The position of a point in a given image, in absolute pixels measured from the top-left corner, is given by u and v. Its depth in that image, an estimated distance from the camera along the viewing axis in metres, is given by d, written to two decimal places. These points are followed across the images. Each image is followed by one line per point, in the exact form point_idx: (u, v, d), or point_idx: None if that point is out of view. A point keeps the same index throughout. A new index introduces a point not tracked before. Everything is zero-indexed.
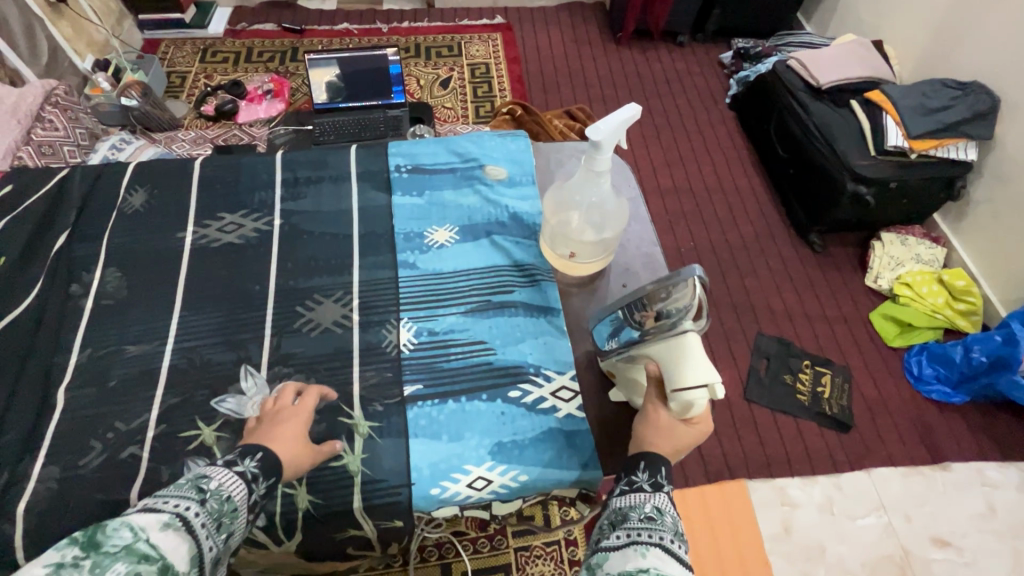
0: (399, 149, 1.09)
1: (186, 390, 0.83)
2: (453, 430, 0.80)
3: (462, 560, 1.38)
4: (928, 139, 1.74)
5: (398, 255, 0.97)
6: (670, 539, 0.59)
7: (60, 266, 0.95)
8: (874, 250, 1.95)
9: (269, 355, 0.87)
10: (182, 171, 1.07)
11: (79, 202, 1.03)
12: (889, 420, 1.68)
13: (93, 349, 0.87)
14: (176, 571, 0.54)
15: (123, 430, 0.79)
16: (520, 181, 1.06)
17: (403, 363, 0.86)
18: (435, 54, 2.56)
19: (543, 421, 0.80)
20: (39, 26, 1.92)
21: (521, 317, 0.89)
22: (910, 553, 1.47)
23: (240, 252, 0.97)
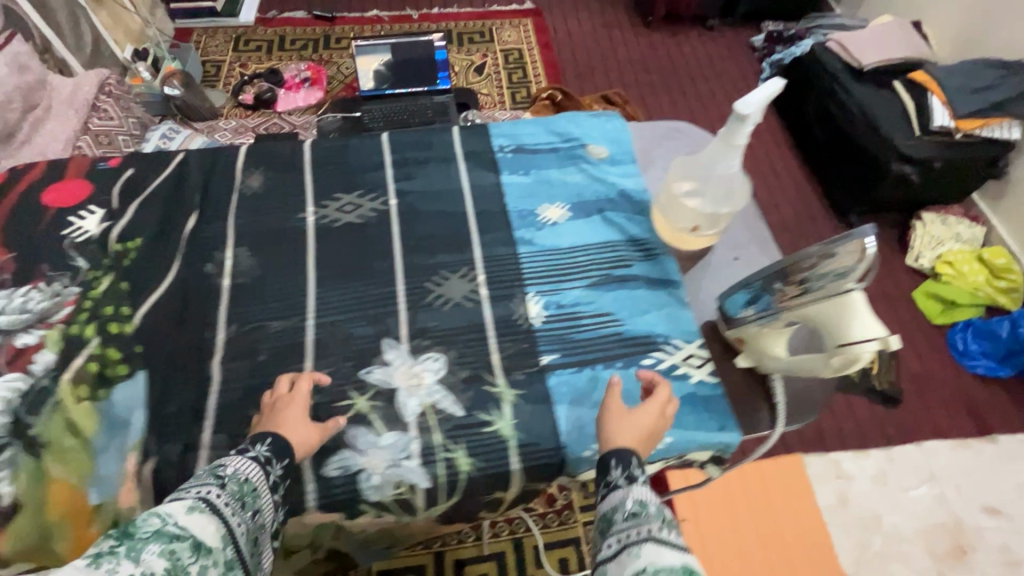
0: (501, 130, 1.12)
1: (334, 362, 0.87)
2: (596, 397, 0.84)
3: (533, 535, 1.41)
4: (973, 119, 1.76)
5: (514, 233, 0.99)
6: (659, 526, 0.58)
7: (193, 244, 0.98)
8: (914, 229, 1.98)
9: (406, 328, 0.90)
10: (292, 155, 1.10)
11: (202, 186, 1.06)
12: (936, 394, 1.71)
13: (239, 324, 0.90)
14: (208, 546, 0.57)
15: (281, 400, 0.84)
16: (621, 159, 1.09)
17: (535, 334, 0.89)
18: (467, 41, 2.56)
19: (681, 388, 0.83)
20: (81, 14, 1.91)
21: (643, 289, 0.92)
22: (962, 521, 1.52)
23: (364, 231, 1.00)
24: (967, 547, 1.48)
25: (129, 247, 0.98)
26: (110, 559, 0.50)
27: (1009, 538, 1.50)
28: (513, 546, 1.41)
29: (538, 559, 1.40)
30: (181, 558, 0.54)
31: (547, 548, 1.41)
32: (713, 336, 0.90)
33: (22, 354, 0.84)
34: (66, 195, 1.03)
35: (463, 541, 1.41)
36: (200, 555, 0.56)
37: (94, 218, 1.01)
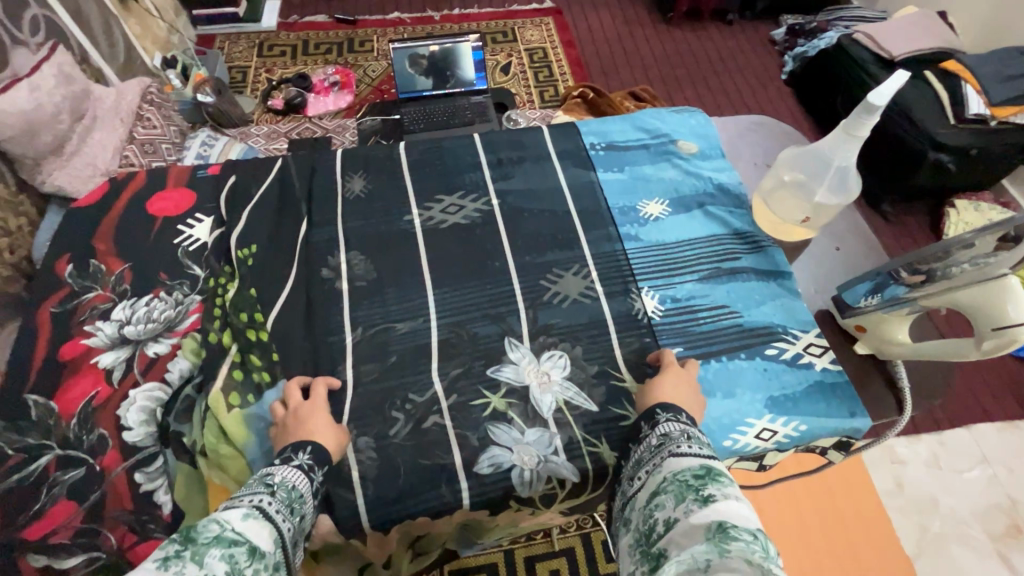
0: (591, 128, 1.17)
1: (464, 361, 0.90)
2: (727, 389, 0.87)
3: (601, 529, 1.43)
4: (1009, 106, 1.79)
5: (619, 229, 1.04)
6: (682, 444, 0.71)
7: (311, 252, 1.02)
8: (948, 216, 2.01)
9: (528, 327, 0.94)
10: (390, 161, 1.15)
11: (307, 195, 1.10)
12: (984, 380, 1.74)
13: (365, 328, 0.94)
14: (263, 551, 0.57)
15: (419, 401, 0.86)
16: (710, 154, 1.14)
17: (657, 326, 0.93)
18: (491, 41, 2.55)
19: (807, 375, 0.89)
20: (115, 23, 1.89)
21: (755, 281, 0.97)
22: (1017, 502, 1.54)
23: (470, 231, 1.04)
24: None
25: (247, 253, 1.00)
26: (177, 562, 0.50)
27: None
28: (582, 541, 1.42)
29: (608, 554, 1.41)
30: (239, 561, 0.54)
31: (616, 542, 1.42)
32: (828, 325, 1.02)
33: (157, 365, 0.90)
34: (168, 204, 1.07)
35: (532, 539, 1.42)
36: (255, 559, 0.56)
37: (203, 225, 1.05)
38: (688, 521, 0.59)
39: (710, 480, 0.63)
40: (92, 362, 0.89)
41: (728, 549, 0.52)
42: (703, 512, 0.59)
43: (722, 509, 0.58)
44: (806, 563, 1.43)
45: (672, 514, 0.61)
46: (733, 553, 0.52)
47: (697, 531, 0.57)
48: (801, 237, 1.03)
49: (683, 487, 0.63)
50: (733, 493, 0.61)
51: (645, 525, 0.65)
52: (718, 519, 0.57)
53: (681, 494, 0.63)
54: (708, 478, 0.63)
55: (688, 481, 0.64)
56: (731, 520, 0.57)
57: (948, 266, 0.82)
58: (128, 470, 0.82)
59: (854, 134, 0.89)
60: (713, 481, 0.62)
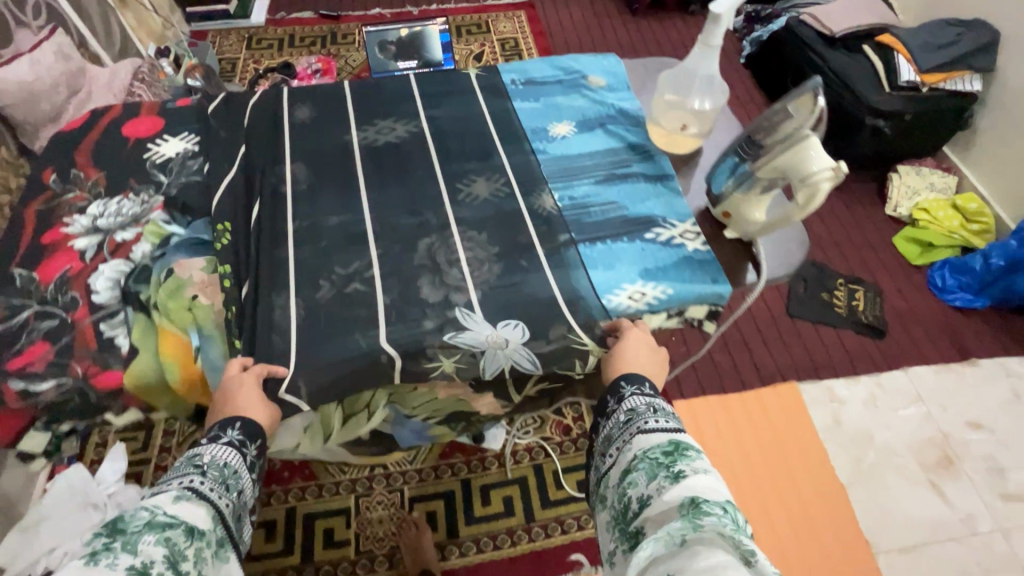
0: (511, 66, 1.12)
1: (386, 244, 0.89)
2: (608, 262, 0.84)
3: (552, 460, 1.53)
4: (936, 73, 1.92)
5: (528, 146, 0.99)
6: (649, 419, 0.69)
7: (247, 158, 1.00)
8: (891, 181, 2.11)
9: (440, 219, 0.92)
10: (332, 92, 1.09)
11: (243, 108, 1.07)
12: (919, 326, 1.84)
13: (304, 219, 0.92)
14: (202, 530, 0.59)
15: (343, 273, 0.86)
16: (621, 87, 1.07)
17: (550, 221, 0.89)
18: (465, 32, 2.71)
19: (676, 251, 0.85)
20: (112, 15, 2.06)
21: (643, 184, 0.93)
22: (948, 435, 1.63)
23: (401, 151, 1.01)
24: (955, 457, 1.60)
25: (220, 232, 0.90)
26: (107, 555, 0.50)
27: (994, 448, 1.62)
28: (534, 471, 1.52)
29: (558, 481, 1.51)
30: (177, 543, 0.55)
31: (566, 471, 1.52)
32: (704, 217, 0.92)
33: (124, 246, 0.94)
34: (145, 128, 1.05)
35: (487, 469, 1.53)
36: (195, 538, 0.57)
37: (172, 143, 1.05)
38: (662, 499, 0.58)
39: (679, 455, 0.62)
40: (69, 244, 0.93)
41: (700, 524, 0.52)
42: (676, 488, 0.58)
43: (692, 483, 0.58)
44: (735, 478, 1.54)
45: (645, 492, 0.60)
46: (707, 528, 0.51)
47: (671, 509, 0.56)
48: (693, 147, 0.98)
49: (652, 464, 0.62)
50: (702, 464, 0.60)
51: (620, 503, 0.63)
52: (690, 494, 0.56)
53: (652, 469, 0.62)
54: (676, 453, 0.63)
55: (658, 458, 0.63)
56: (701, 492, 0.56)
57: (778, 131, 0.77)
58: (94, 321, 0.87)
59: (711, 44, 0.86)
60: (681, 455, 0.62)
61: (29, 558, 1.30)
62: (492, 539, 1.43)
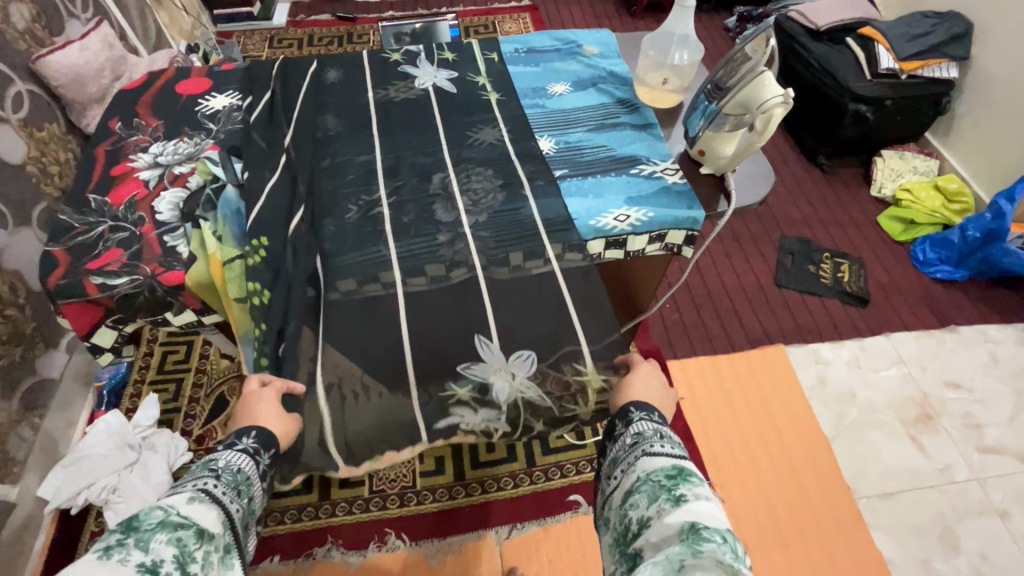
0: (512, 37, 1.23)
1: (405, 178, 0.98)
2: (599, 191, 0.96)
3: None
4: (914, 61, 2.05)
5: (527, 102, 1.11)
6: (655, 443, 0.74)
7: (280, 101, 1.08)
8: (876, 164, 2.24)
9: (451, 158, 1.01)
10: (356, 54, 1.20)
11: (269, 67, 1.16)
12: (901, 297, 1.94)
13: (333, 158, 1.00)
14: (210, 532, 0.62)
15: (368, 200, 0.95)
16: (613, 54, 1.20)
17: (545, 158, 1.01)
18: (473, 32, 2.88)
19: (656, 183, 0.97)
20: (149, 13, 2.25)
21: (630, 131, 1.05)
22: (928, 394, 1.73)
23: (417, 105, 1.11)
24: (933, 413, 1.69)
25: (258, 245, 0.89)
26: (120, 550, 0.54)
27: (971, 406, 1.71)
28: None
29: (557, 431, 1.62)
30: (187, 544, 0.59)
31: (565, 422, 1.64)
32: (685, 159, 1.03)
33: (182, 177, 0.96)
34: (193, 85, 1.13)
35: None
36: (204, 540, 0.61)
37: (220, 98, 1.10)
38: (662, 522, 0.63)
39: (682, 479, 0.68)
40: (134, 175, 0.97)
41: (701, 549, 0.57)
42: (677, 512, 0.63)
43: (694, 507, 0.63)
44: (726, 434, 1.63)
45: (645, 513, 0.66)
46: (705, 553, 0.57)
47: (672, 534, 0.61)
48: (671, 103, 1.10)
49: (654, 487, 0.68)
50: (702, 490, 0.66)
51: (622, 524, 0.69)
52: (690, 520, 0.62)
53: (653, 492, 0.67)
54: (679, 477, 0.68)
55: (661, 481, 0.68)
56: (699, 520, 0.61)
57: (739, 74, 0.91)
58: (160, 234, 0.89)
59: (685, 7, 1.00)
60: (684, 479, 0.67)
61: (74, 487, 1.46)
62: (495, 481, 1.54)
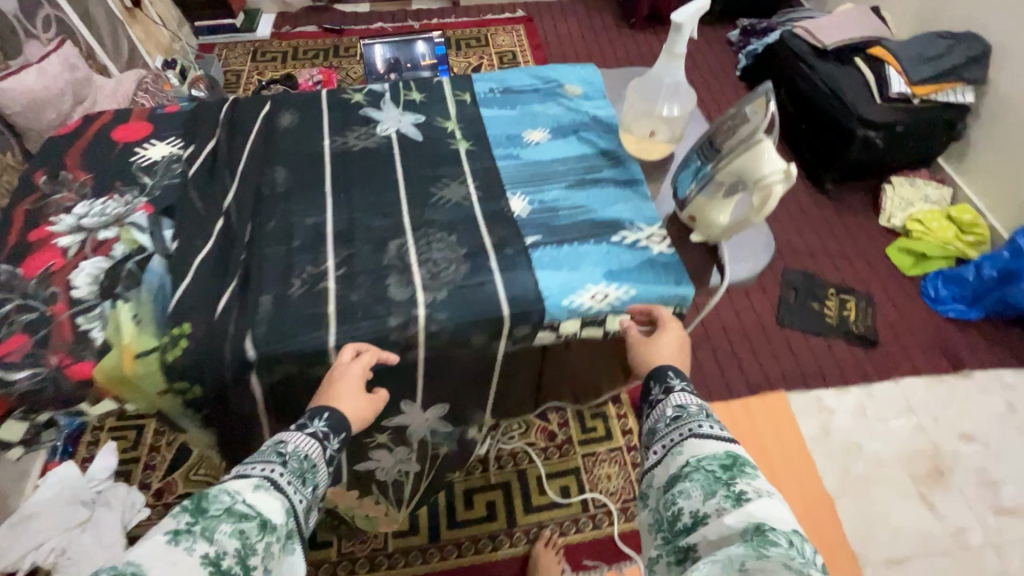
0: (486, 75, 1.12)
1: (356, 245, 0.87)
2: (575, 262, 0.85)
3: (536, 466, 1.53)
4: (927, 85, 1.93)
5: (499, 152, 1.00)
6: (702, 423, 0.67)
7: (224, 151, 0.98)
8: (885, 192, 2.11)
9: (411, 220, 0.90)
10: (314, 95, 1.09)
11: (217, 111, 1.05)
12: (912, 336, 1.83)
13: (278, 220, 0.89)
14: (274, 524, 0.57)
15: (313, 271, 0.83)
16: (596, 95, 1.09)
17: (516, 221, 0.90)
18: (464, 46, 2.77)
19: (642, 255, 0.86)
20: (121, 29, 2.14)
21: (613, 189, 0.94)
22: (940, 447, 1.61)
23: (377, 154, 1.00)
24: (945, 469, 1.57)
25: (177, 335, 0.75)
26: (187, 537, 0.50)
27: (987, 460, 1.59)
28: (518, 476, 1.52)
29: (541, 487, 1.51)
30: (250, 535, 0.54)
31: (550, 477, 1.52)
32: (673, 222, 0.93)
33: (105, 244, 0.85)
34: (131, 130, 1.02)
35: (471, 474, 1.53)
36: (267, 532, 0.56)
37: (160, 146, 0.99)
38: (720, 520, 0.54)
39: (738, 471, 0.59)
40: (53, 243, 0.86)
41: (768, 554, 0.48)
42: (738, 510, 0.54)
43: (755, 509, 0.54)
44: None
45: (699, 508, 0.57)
46: (775, 557, 0.48)
47: (734, 534, 0.53)
48: (664, 152, 0.98)
49: (709, 477, 0.59)
50: (762, 485, 0.58)
51: (665, 512, 0.61)
52: (754, 520, 0.53)
53: (709, 482, 0.59)
54: (735, 468, 0.60)
55: (715, 471, 0.60)
56: (766, 521, 0.53)
57: (734, 136, 0.80)
58: (72, 315, 0.78)
59: (676, 53, 0.87)
60: (739, 472, 0.59)
61: (20, 549, 1.33)
62: (474, 543, 1.43)
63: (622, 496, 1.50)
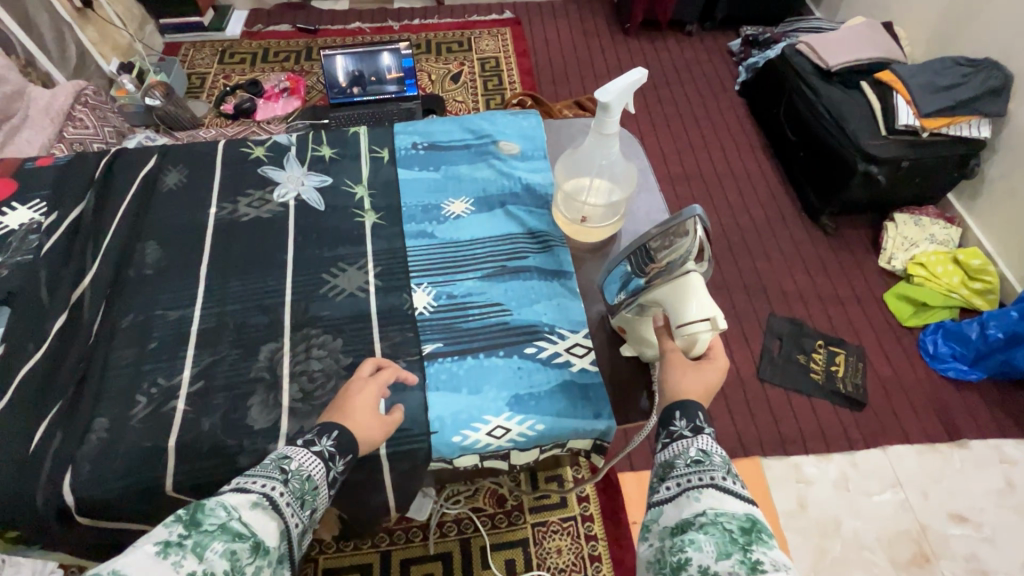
0: (412, 127, 1.07)
1: (222, 349, 0.81)
2: (474, 383, 0.79)
3: (480, 536, 1.41)
4: (938, 117, 1.74)
5: (415, 226, 0.95)
6: (722, 476, 0.60)
7: (86, 223, 0.93)
8: (886, 230, 1.94)
9: (295, 317, 0.85)
10: (209, 149, 1.04)
11: (101, 179, 0.99)
12: (904, 398, 1.67)
13: (139, 313, 0.84)
14: (267, 547, 0.54)
15: (166, 385, 0.78)
16: (532, 155, 1.04)
17: (418, 323, 0.84)
18: (445, 50, 2.59)
19: (557, 375, 0.80)
20: (66, 29, 1.98)
21: (536, 281, 0.88)
22: (927, 529, 1.46)
23: (268, 226, 0.94)
24: (932, 554, 1.42)
25: None
26: (177, 551, 0.48)
27: (978, 546, 1.44)
28: (460, 546, 1.40)
29: (484, 560, 1.39)
30: (240, 558, 0.51)
31: (494, 549, 1.40)
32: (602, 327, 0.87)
33: None
34: None
35: (410, 541, 1.41)
36: (258, 556, 0.53)
37: (20, 211, 0.95)
38: None
39: (756, 537, 0.52)
40: None
41: None
42: None
43: None
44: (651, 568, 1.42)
45: (708, 564, 0.50)
46: None
47: None
48: (602, 235, 0.93)
49: (725, 536, 0.52)
50: (783, 558, 0.50)
51: (670, 559, 0.54)
52: None
53: (724, 540, 0.52)
54: (754, 533, 0.53)
55: (732, 532, 0.53)
56: None
57: (665, 265, 0.74)
58: None
59: (606, 135, 0.80)
60: (758, 538, 0.52)
61: None
62: None
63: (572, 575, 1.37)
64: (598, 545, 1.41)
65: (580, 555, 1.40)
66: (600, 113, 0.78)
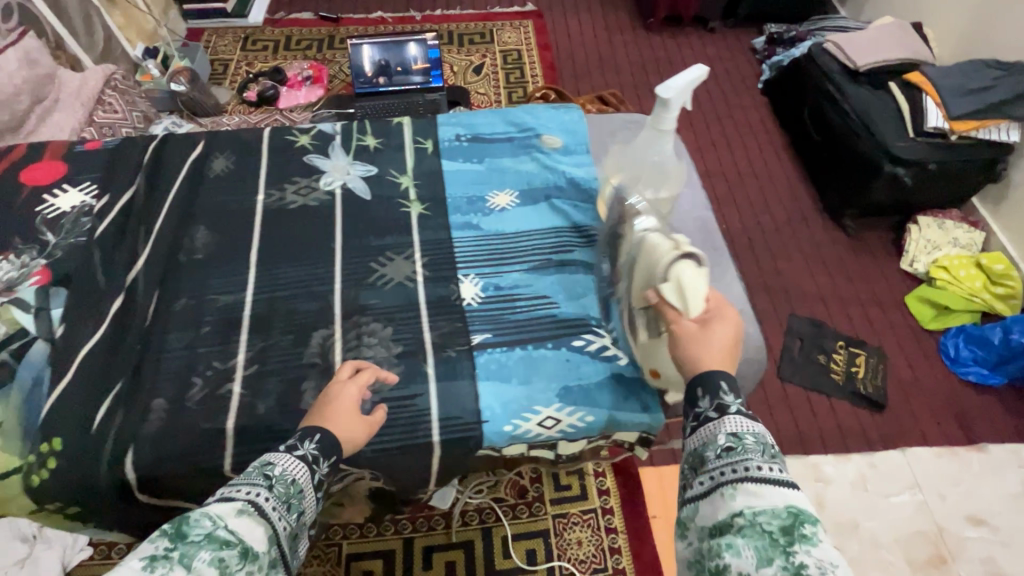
0: (455, 119, 1.08)
1: (273, 335, 0.83)
2: (523, 374, 0.81)
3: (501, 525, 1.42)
4: (968, 120, 1.73)
5: (460, 218, 0.96)
6: (757, 464, 0.58)
7: (137, 208, 0.95)
8: (909, 232, 1.94)
9: (344, 305, 0.86)
10: (253, 139, 1.06)
11: (148, 166, 1.00)
12: (924, 401, 1.68)
13: (191, 297, 0.87)
14: (256, 554, 0.54)
15: (220, 368, 0.81)
16: (576, 149, 1.05)
17: (466, 313, 0.86)
18: (467, 42, 2.58)
19: (606, 368, 0.82)
20: (95, 13, 1.99)
21: (582, 275, 0.90)
22: (944, 531, 1.47)
23: (314, 215, 0.96)
24: (948, 556, 1.43)
25: (46, 451, 0.73)
26: (163, 564, 0.49)
27: (995, 550, 1.44)
28: (481, 535, 1.42)
29: (505, 550, 1.40)
30: (229, 565, 0.52)
31: (515, 538, 1.41)
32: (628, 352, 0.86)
33: None
34: (41, 174, 1.00)
35: (433, 528, 1.43)
36: (248, 561, 0.53)
37: (71, 195, 0.97)
38: None
39: (798, 535, 0.52)
40: None
41: None
42: None
43: None
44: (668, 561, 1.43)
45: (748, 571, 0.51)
46: None
47: None
48: None
49: (765, 539, 0.52)
50: (827, 555, 0.50)
51: (710, 561, 0.56)
52: None
53: (763, 544, 0.52)
54: (796, 530, 0.52)
55: (772, 532, 0.52)
56: None
57: (630, 250, 0.81)
58: None
59: (661, 131, 0.86)
60: (800, 536, 0.51)
61: None
62: None
63: (592, 566, 1.39)
64: (618, 538, 1.42)
65: (600, 547, 1.42)
66: (659, 108, 0.83)
